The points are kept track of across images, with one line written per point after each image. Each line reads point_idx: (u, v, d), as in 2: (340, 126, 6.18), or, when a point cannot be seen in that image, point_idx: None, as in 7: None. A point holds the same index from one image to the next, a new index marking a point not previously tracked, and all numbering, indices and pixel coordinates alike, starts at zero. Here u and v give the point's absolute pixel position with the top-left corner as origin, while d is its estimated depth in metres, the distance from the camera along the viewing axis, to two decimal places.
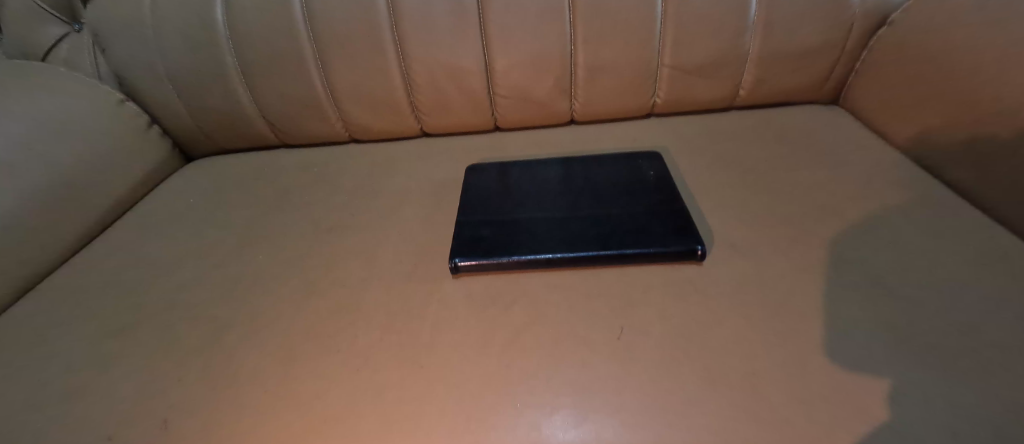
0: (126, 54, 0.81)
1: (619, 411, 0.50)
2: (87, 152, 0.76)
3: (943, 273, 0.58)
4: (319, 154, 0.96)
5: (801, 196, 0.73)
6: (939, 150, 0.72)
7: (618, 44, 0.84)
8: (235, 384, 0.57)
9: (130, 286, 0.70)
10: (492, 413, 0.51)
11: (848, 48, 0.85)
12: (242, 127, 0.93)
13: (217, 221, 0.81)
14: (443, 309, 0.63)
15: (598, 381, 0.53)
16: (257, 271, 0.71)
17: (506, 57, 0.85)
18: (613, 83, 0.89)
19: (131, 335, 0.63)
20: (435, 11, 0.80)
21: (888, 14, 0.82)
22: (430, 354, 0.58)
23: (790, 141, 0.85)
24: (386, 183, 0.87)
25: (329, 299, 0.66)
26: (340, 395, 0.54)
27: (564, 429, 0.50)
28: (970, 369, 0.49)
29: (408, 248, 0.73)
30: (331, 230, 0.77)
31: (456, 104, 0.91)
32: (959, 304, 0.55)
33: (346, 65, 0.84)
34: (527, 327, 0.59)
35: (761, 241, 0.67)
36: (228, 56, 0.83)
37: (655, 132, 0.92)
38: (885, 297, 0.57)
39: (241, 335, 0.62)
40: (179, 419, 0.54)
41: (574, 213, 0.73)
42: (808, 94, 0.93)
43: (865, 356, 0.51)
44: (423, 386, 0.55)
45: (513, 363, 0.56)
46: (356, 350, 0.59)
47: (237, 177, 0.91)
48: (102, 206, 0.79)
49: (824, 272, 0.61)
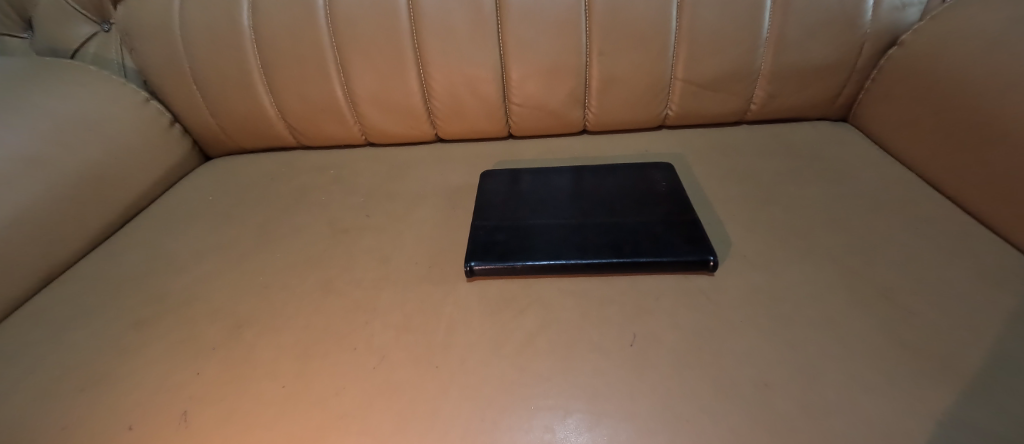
0: (152, 51, 0.76)
1: (632, 417, 0.41)
2: (104, 153, 0.70)
3: (958, 278, 0.50)
4: (313, 159, 0.83)
5: (869, 195, 0.62)
6: (965, 178, 0.57)
7: (642, 55, 0.72)
8: (209, 384, 0.48)
9: (118, 275, 0.63)
10: (503, 414, 0.43)
11: (860, 65, 0.72)
12: (260, 131, 0.83)
13: (221, 213, 0.72)
14: (458, 311, 0.52)
15: (616, 387, 0.44)
16: (253, 271, 0.61)
17: (522, 64, 0.73)
18: (632, 91, 0.75)
19: (113, 328, 0.55)
20: (455, 13, 0.70)
21: (899, 35, 0.69)
22: (446, 353, 0.48)
23: (829, 151, 0.72)
24: (399, 184, 0.74)
25: (341, 301, 0.55)
26: (312, 405, 0.45)
27: (576, 432, 0.41)
28: (1000, 385, 0.40)
29: (424, 247, 0.61)
30: (344, 233, 0.65)
31: (472, 111, 0.78)
32: (976, 319, 0.46)
33: (364, 69, 0.74)
34: (543, 328, 0.50)
35: (820, 227, 0.58)
36: (252, 57, 0.75)
37: (703, 135, 0.79)
38: (936, 299, 0.48)
39: (229, 331, 0.53)
40: (141, 423, 0.45)
41: (587, 221, 0.60)
42: (820, 110, 0.77)
43: (944, 352, 0.43)
44: (428, 389, 0.45)
45: (525, 366, 0.46)
46: (362, 345, 0.50)
47: (244, 171, 0.82)
48: (129, 200, 0.74)
49: (897, 276, 0.51)
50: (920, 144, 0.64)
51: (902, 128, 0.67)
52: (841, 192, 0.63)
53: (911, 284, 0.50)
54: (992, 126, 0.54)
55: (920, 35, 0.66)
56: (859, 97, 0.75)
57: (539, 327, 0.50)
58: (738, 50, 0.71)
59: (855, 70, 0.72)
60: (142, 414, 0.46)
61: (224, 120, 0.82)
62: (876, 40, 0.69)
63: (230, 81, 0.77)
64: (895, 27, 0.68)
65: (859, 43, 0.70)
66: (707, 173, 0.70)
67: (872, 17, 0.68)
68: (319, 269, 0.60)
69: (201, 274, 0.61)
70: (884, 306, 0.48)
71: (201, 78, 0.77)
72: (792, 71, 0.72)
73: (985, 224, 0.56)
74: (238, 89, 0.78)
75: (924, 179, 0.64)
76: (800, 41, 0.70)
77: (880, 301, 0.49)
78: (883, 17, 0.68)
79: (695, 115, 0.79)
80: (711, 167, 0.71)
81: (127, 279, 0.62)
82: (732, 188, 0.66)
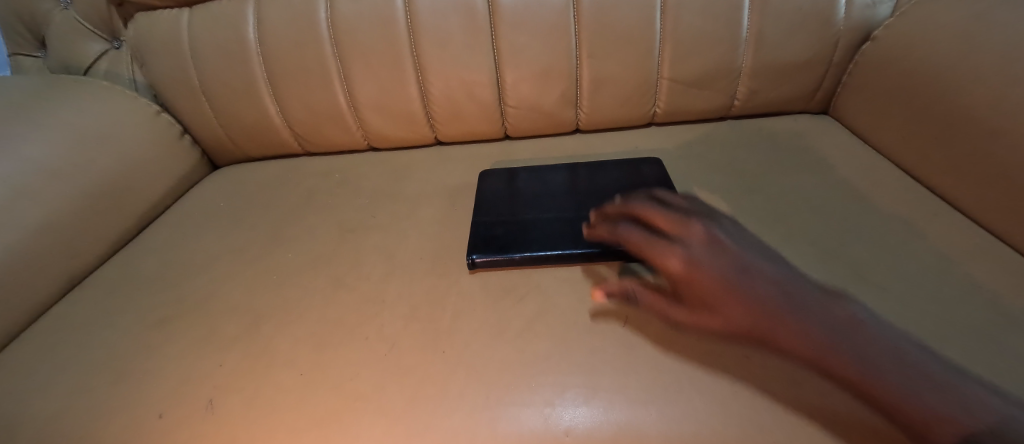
0: (162, 66, 0.80)
1: (626, 390, 0.45)
2: (119, 164, 0.73)
3: (927, 256, 0.53)
4: (317, 164, 0.86)
5: (848, 182, 0.66)
6: (935, 164, 0.61)
7: (629, 57, 0.76)
8: (231, 374, 0.51)
9: (137, 278, 0.66)
10: (507, 392, 0.46)
11: (836, 60, 0.75)
12: (266, 139, 0.87)
13: (231, 217, 0.75)
14: (462, 301, 0.56)
15: (611, 364, 0.47)
16: (266, 270, 0.64)
17: (516, 68, 0.77)
18: (621, 91, 0.79)
19: (136, 327, 0.58)
20: (450, 22, 0.73)
21: (871, 31, 0.73)
22: (451, 339, 0.51)
23: (811, 142, 0.75)
24: (401, 186, 0.77)
25: (351, 295, 0.58)
26: (328, 389, 0.48)
27: (575, 406, 0.44)
28: (963, 351, 0.44)
29: (427, 243, 0.65)
30: (350, 233, 0.68)
31: (469, 114, 0.82)
32: (944, 293, 0.49)
33: (366, 77, 0.78)
34: (542, 314, 0.53)
35: (801, 213, 0.62)
36: (258, 69, 0.78)
37: (691, 131, 0.83)
38: (907, 276, 0.52)
39: (247, 325, 0.56)
40: (170, 411, 0.48)
41: (581, 214, 0.64)
42: (802, 103, 0.81)
43: (914, 323, 0.47)
44: (437, 372, 0.48)
45: (527, 348, 0.49)
46: (373, 334, 0.53)
47: (252, 178, 0.85)
48: (144, 208, 0.77)
49: (873, 256, 0.54)
50: (893, 134, 0.68)
51: (876, 119, 0.71)
52: (822, 180, 0.67)
53: (884, 263, 0.53)
54: (958, 116, 0.57)
55: (890, 31, 0.70)
56: (837, 90, 0.79)
57: (539, 313, 0.53)
58: (720, 49, 0.75)
59: (832, 64, 0.76)
60: (169, 403, 0.49)
61: (231, 129, 0.85)
62: (849, 36, 0.73)
63: (237, 92, 0.80)
64: (867, 24, 0.72)
65: (834, 40, 0.73)
66: (694, 166, 0.73)
67: (845, 15, 0.72)
68: (329, 267, 0.63)
69: (216, 274, 0.64)
70: (858, 284, 0.51)
71: (209, 90, 0.81)
72: (772, 68, 0.76)
73: (954, 206, 0.60)
74: (245, 100, 0.81)
75: (898, 166, 0.68)
76: (778, 39, 0.74)
77: (856, 279, 0.52)
78: (855, 14, 0.72)
79: (682, 112, 0.82)
80: (698, 160, 0.75)
81: (146, 282, 0.65)
82: (718, 179, 0.70)
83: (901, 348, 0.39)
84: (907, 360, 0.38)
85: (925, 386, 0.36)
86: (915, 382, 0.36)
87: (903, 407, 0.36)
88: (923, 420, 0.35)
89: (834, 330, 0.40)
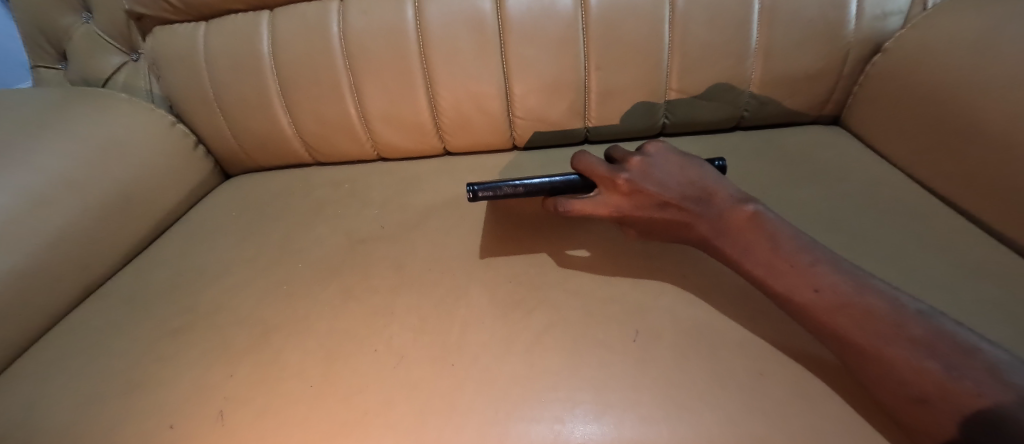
0: (179, 78, 0.82)
1: (636, 406, 0.45)
2: (135, 175, 0.75)
3: (941, 273, 0.53)
4: (327, 174, 0.87)
5: (862, 195, 0.65)
6: (951, 176, 0.61)
7: (638, 69, 0.76)
8: (241, 386, 0.51)
9: (151, 288, 0.67)
10: (516, 407, 0.46)
11: (846, 72, 0.75)
12: (278, 149, 0.88)
13: (243, 227, 0.76)
14: (471, 314, 0.56)
15: (620, 379, 0.47)
16: (277, 281, 0.64)
17: (525, 81, 0.77)
18: (630, 102, 0.79)
19: (149, 337, 0.59)
20: (460, 35, 0.74)
21: (882, 43, 0.72)
22: (460, 352, 0.52)
23: (822, 153, 0.74)
24: (410, 196, 0.78)
25: (360, 306, 0.59)
26: (338, 401, 0.49)
27: (585, 423, 0.44)
28: None
29: (436, 255, 0.65)
30: (360, 243, 0.69)
31: (478, 125, 0.82)
32: (960, 310, 0.48)
33: (377, 89, 0.79)
34: (551, 327, 0.53)
35: (813, 226, 0.61)
36: (272, 82, 0.80)
37: (700, 141, 0.82)
38: (922, 291, 0.51)
39: (258, 336, 0.57)
40: (181, 423, 0.49)
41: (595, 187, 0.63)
42: (812, 114, 0.80)
43: None
44: (446, 386, 0.48)
45: (536, 362, 0.49)
46: (382, 346, 0.53)
47: (263, 188, 0.86)
48: (158, 217, 0.78)
49: (888, 271, 0.53)
50: (907, 144, 0.67)
51: (888, 128, 0.70)
52: (834, 193, 0.66)
53: (898, 278, 0.53)
54: (976, 129, 0.57)
55: (901, 44, 0.69)
56: (847, 102, 0.79)
57: (547, 326, 0.53)
58: (729, 61, 0.75)
59: (842, 76, 0.75)
60: (181, 413, 0.50)
61: (244, 140, 0.86)
62: (859, 48, 0.73)
63: (250, 103, 0.82)
64: (877, 36, 0.72)
65: (843, 51, 0.73)
66: None
67: (855, 27, 0.71)
68: (339, 277, 0.63)
69: (228, 284, 0.65)
70: None
71: (223, 102, 0.82)
72: (782, 80, 0.76)
73: (970, 218, 0.59)
74: (258, 112, 0.83)
75: (911, 176, 0.67)
76: (787, 51, 0.74)
77: None
78: (865, 26, 0.71)
79: (691, 123, 0.82)
80: None
81: (159, 292, 0.66)
82: None
83: (899, 300, 0.42)
84: (805, 258, 0.47)
85: (816, 285, 0.45)
86: (813, 285, 0.45)
87: (794, 298, 0.45)
88: (825, 317, 0.43)
89: (749, 240, 0.49)
